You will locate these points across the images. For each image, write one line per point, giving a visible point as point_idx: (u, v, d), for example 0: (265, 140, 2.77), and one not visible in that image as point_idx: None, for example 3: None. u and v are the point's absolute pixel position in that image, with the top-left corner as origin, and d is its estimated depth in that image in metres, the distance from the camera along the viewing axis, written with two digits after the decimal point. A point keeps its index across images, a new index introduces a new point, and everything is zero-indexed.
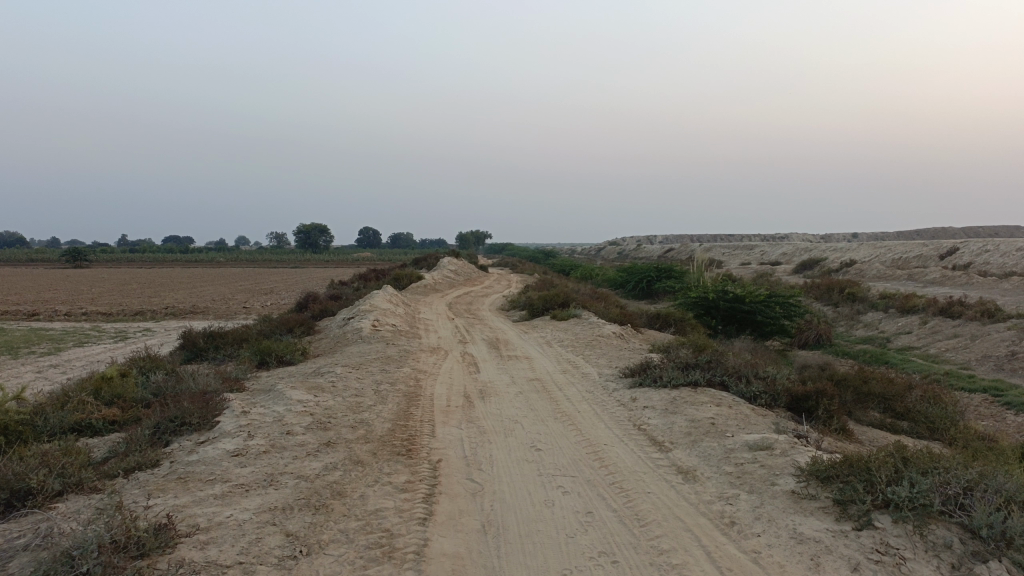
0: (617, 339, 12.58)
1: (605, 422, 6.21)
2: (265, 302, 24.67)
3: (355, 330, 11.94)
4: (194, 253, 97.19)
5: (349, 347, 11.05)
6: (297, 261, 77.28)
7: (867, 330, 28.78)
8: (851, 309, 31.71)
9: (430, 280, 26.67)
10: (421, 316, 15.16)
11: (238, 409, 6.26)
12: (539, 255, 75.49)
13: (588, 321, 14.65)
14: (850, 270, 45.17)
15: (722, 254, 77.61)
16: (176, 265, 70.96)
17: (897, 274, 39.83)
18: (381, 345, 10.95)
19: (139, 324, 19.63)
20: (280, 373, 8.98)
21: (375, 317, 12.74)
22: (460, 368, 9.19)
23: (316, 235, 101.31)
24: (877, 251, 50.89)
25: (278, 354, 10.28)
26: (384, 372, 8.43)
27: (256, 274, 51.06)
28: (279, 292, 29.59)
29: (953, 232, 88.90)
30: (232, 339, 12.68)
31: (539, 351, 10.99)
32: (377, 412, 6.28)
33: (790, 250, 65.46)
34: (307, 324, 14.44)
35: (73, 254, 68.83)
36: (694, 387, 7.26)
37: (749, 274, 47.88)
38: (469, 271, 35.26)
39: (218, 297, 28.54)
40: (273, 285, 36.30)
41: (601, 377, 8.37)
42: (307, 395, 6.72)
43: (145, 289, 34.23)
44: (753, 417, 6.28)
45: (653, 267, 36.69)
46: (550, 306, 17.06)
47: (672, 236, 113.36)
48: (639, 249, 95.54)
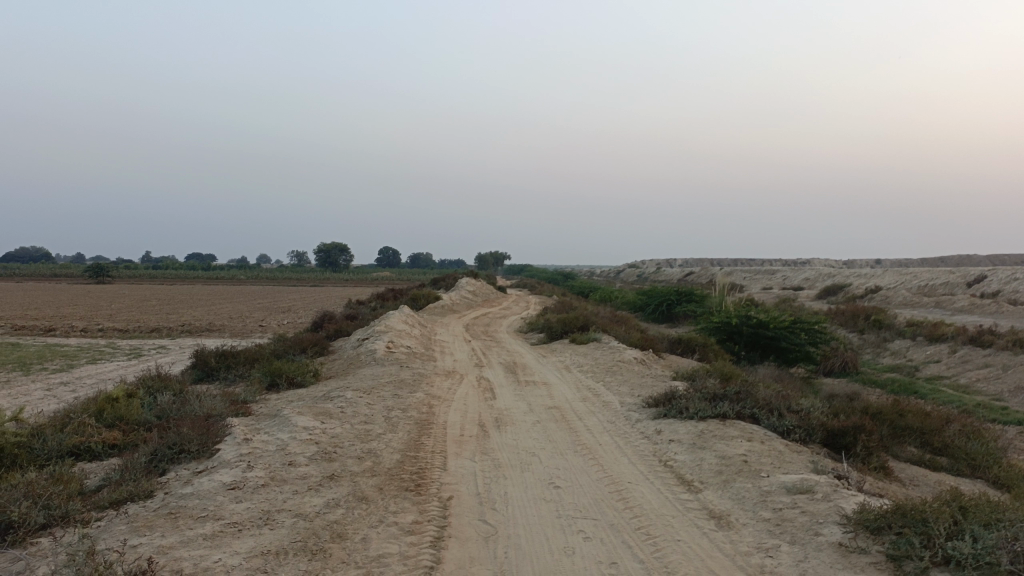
0: (639, 365, 12.18)
1: (628, 457, 5.82)
2: (281, 320, 24.49)
3: (369, 352, 11.63)
4: (215, 270, 97.85)
5: (362, 369, 10.74)
6: (317, 280, 77.46)
7: (894, 358, 28.08)
8: (877, 336, 31.01)
9: (448, 301, 26.39)
10: (437, 338, 14.84)
11: (240, 436, 5.94)
12: (558, 276, 75.05)
13: (608, 346, 14.25)
14: (875, 297, 44.37)
15: (743, 278, 76.89)
16: (197, 282, 71.32)
17: (924, 301, 39.03)
18: (395, 368, 10.62)
19: (154, 342, 19.47)
20: (289, 397, 8.68)
21: (389, 338, 12.43)
22: (475, 393, 8.83)
23: (337, 254, 101.72)
24: (902, 277, 50.02)
25: (289, 375, 9.98)
26: (396, 398, 8.08)
27: (275, 292, 51.13)
28: (296, 310, 29.45)
29: (980, 259, 87.42)
30: (244, 359, 12.42)
31: (558, 377, 10.61)
32: (386, 442, 5.94)
33: (813, 276, 64.61)
34: (321, 345, 14.16)
35: (96, 270, 69.43)
36: (722, 420, 6.86)
37: (771, 299, 47.19)
38: (488, 292, 34.96)
39: (235, 315, 28.44)
40: (291, 303, 36.21)
41: (623, 407, 7.98)
42: (313, 421, 6.39)
43: (164, 306, 34.22)
44: (788, 455, 5.86)
45: (673, 290, 36.20)
46: (570, 329, 16.68)
47: (692, 260, 112.62)
48: (659, 272, 94.85)
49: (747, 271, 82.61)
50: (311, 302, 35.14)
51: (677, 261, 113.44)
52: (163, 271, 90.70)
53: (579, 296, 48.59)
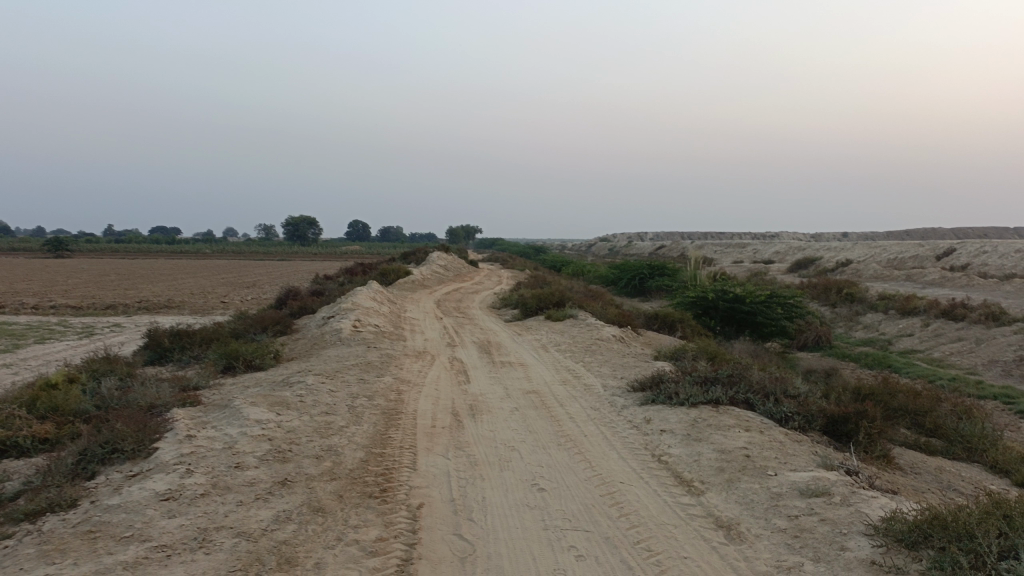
0: (619, 344, 11.65)
1: (617, 451, 5.27)
2: (244, 297, 23.59)
3: (333, 331, 10.95)
4: (179, 244, 95.60)
5: (326, 350, 10.07)
6: (285, 254, 75.93)
7: (867, 331, 28.02)
8: (850, 310, 30.94)
9: (418, 276, 25.66)
10: (407, 315, 14.17)
11: (183, 432, 5.27)
12: (529, 250, 74.39)
13: (585, 323, 13.70)
14: (846, 270, 44.46)
15: (713, 251, 77.05)
16: (160, 257, 69.51)
17: (894, 275, 39.10)
18: (361, 349, 9.97)
19: (109, 320, 18.53)
20: (245, 384, 7.99)
21: (356, 316, 11.74)
22: (447, 376, 8.23)
23: (305, 228, 99.95)
24: (872, 251, 50.22)
25: (246, 358, 9.27)
26: (362, 383, 7.45)
27: (240, 266, 49.82)
28: (261, 286, 28.46)
29: (946, 233, 88.46)
30: (201, 339, 11.66)
31: (534, 357, 10.04)
32: (348, 437, 5.32)
33: (783, 249, 64.75)
34: (284, 323, 13.41)
35: (53, 244, 67.25)
36: (715, 406, 6.36)
37: (742, 273, 47.08)
38: (459, 266, 34.23)
39: (197, 291, 27.45)
40: (256, 278, 35.18)
41: (606, 391, 7.43)
42: (267, 413, 5.75)
43: (123, 282, 32.99)
44: (792, 448, 5.36)
45: (646, 264, 35.81)
46: (544, 305, 16.12)
47: (662, 234, 112.76)
48: (630, 245, 94.65)
49: (718, 245, 82.76)
50: (277, 277, 34.15)
51: (649, 234, 113.44)
52: (124, 245, 88.23)
53: (551, 270, 48.06)
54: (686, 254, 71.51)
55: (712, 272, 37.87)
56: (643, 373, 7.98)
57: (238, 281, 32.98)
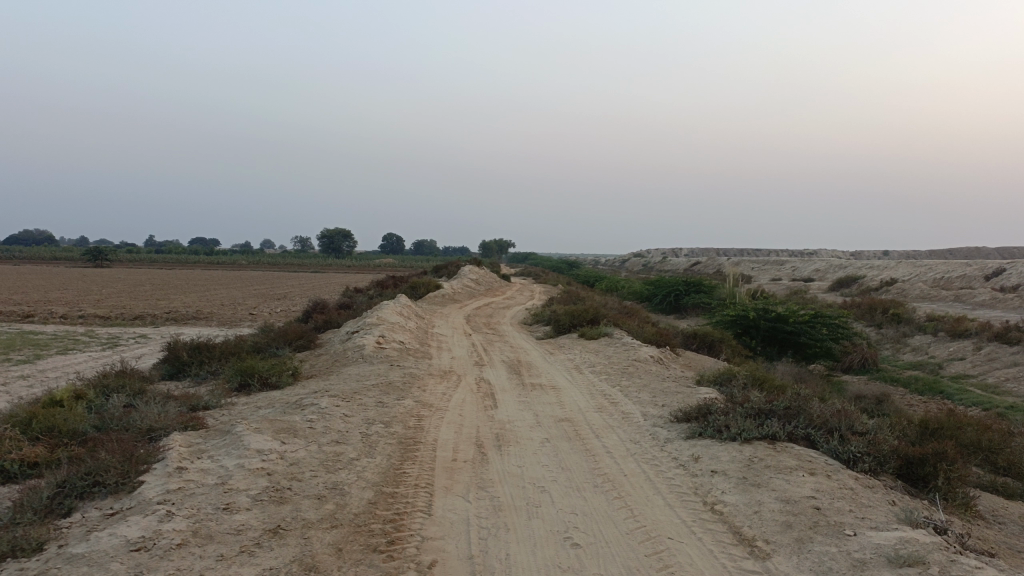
0: (657, 366, 10.94)
1: (663, 497, 4.60)
2: (273, 309, 23.28)
3: (356, 348, 10.41)
4: (217, 255, 96.86)
5: (347, 368, 9.53)
6: (318, 266, 76.30)
7: (915, 354, 26.79)
8: (896, 332, 29.70)
9: (449, 290, 25.17)
10: (435, 331, 13.61)
11: (176, 463, 4.73)
12: (562, 265, 73.69)
13: (621, 342, 13.01)
14: (890, 290, 43.00)
15: (750, 268, 75.58)
16: (198, 267, 70.17)
17: (942, 295, 37.64)
18: (384, 367, 9.41)
19: (135, 331, 18.29)
20: (257, 405, 7.47)
21: (380, 332, 11.20)
22: (473, 400, 7.62)
23: (340, 240, 100.45)
24: (917, 270, 48.58)
25: (262, 375, 8.76)
26: (381, 406, 6.87)
27: (272, 278, 49.89)
28: (291, 298, 28.19)
29: (992, 252, 85.88)
30: (221, 353, 11.22)
31: (568, 379, 9.38)
32: (358, 472, 4.73)
33: (823, 266, 63.18)
34: (307, 338, 12.93)
35: (94, 253, 68.38)
36: (772, 443, 5.66)
37: (781, 291, 45.84)
38: (491, 280, 33.70)
39: (227, 302, 27.29)
40: (288, 289, 35.03)
41: (647, 421, 6.76)
42: (270, 442, 5.18)
43: (156, 292, 33.07)
44: (867, 499, 4.64)
45: (682, 281, 34.94)
46: (578, 322, 15.45)
47: (697, 250, 111.29)
48: (665, 261, 93.48)
49: (755, 262, 81.22)
50: (308, 289, 33.95)
51: (684, 250, 112.06)
52: (162, 255, 89.58)
53: (585, 285, 47.34)
54: (723, 270, 70.17)
55: (750, 290, 36.85)
56: (688, 402, 7.29)
57: (270, 293, 32.84)
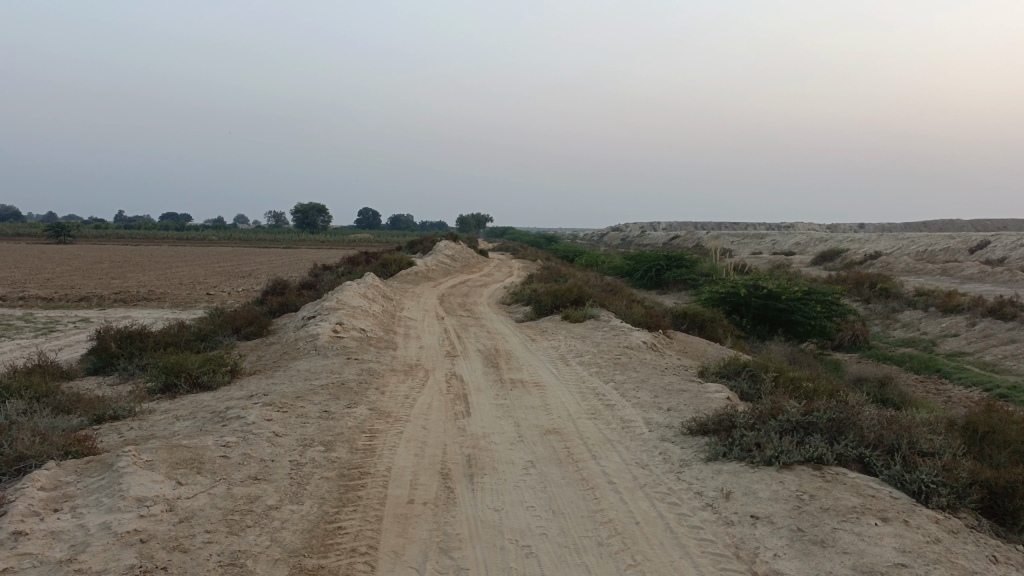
0: (651, 354, 9.71)
1: (693, 565, 3.34)
2: (234, 288, 21.79)
3: (308, 338, 9.06)
4: (188, 230, 94.59)
5: (295, 363, 8.19)
6: (291, 241, 74.34)
7: (906, 331, 25.85)
8: (884, 308, 28.74)
9: (423, 267, 23.79)
10: (403, 315, 12.28)
11: (15, 521, 3.37)
12: (541, 240, 72.36)
13: (609, 326, 11.74)
14: (875, 263, 42.13)
15: (730, 242, 74.73)
16: (167, 243, 67.95)
17: (929, 269, 36.75)
18: (339, 361, 8.07)
19: (78, 314, 16.76)
20: (176, 416, 6.10)
21: (338, 318, 9.82)
22: (440, 406, 6.32)
23: (314, 215, 98.23)
24: (900, 243, 47.78)
25: (191, 374, 7.40)
26: (324, 418, 5.55)
27: (242, 254, 47.98)
28: (256, 276, 26.65)
29: (965, 224, 86.10)
30: (156, 343, 9.83)
31: (552, 374, 8.12)
32: (273, 535, 3.44)
33: (804, 240, 62.30)
34: (258, 324, 11.53)
35: (57, 230, 65.96)
36: (820, 469, 4.45)
37: (764, 265, 44.96)
38: (467, 257, 32.32)
39: (187, 281, 25.71)
40: (255, 266, 33.40)
41: (653, 434, 5.51)
42: (161, 485, 3.85)
43: (114, 270, 31.36)
44: (967, 560, 3.42)
45: (663, 255, 33.79)
46: (560, 303, 14.19)
47: (675, 224, 110.45)
48: (644, 235, 92.38)
49: (735, 235, 80.34)
50: (276, 266, 32.42)
51: (662, 224, 111.13)
52: (131, 231, 87.11)
53: (564, 260, 46.10)
54: (703, 244, 69.15)
55: (734, 264, 35.76)
56: (700, 409, 6.06)
57: (235, 270, 31.25)
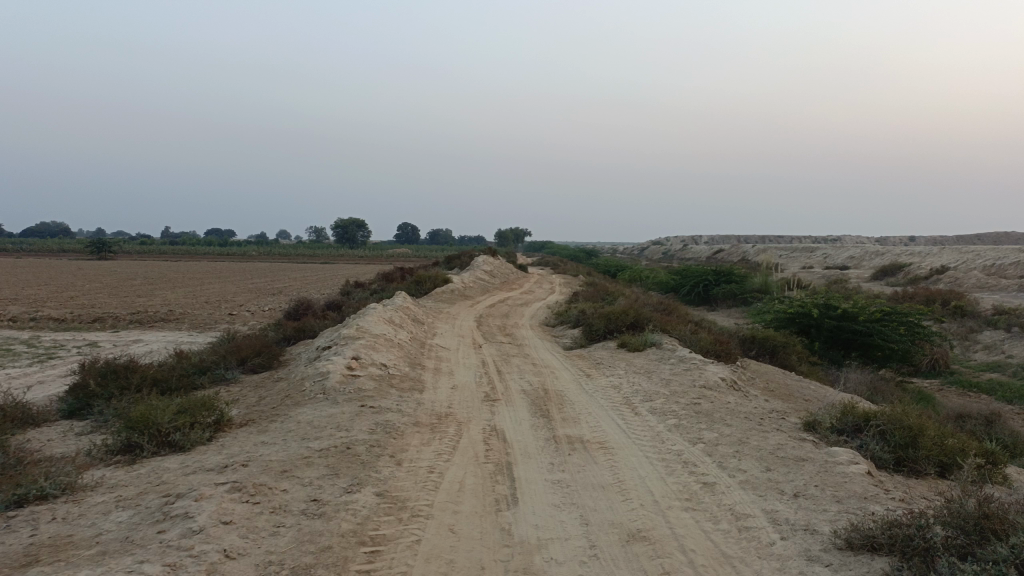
0: (735, 398, 7.87)
1: None
2: (258, 308, 20.40)
3: (317, 377, 7.43)
4: (228, 245, 94.83)
5: (296, 413, 6.56)
6: (329, 256, 73.75)
7: (988, 353, 23.43)
8: (960, 328, 26.28)
9: (460, 284, 22.16)
10: (435, 342, 10.61)
11: None
12: (581, 254, 70.45)
13: (676, 357, 9.91)
14: (941, 279, 39.31)
15: (778, 255, 71.96)
16: (205, 259, 67.70)
17: (1003, 284, 34.02)
18: (350, 411, 6.41)
19: (87, 338, 15.42)
20: (119, 502, 4.46)
21: (355, 351, 8.19)
22: (479, 487, 4.60)
23: (353, 230, 97.63)
24: (965, 255, 44.95)
25: (161, 431, 5.81)
26: (309, 517, 3.86)
27: (278, 270, 46.92)
28: (286, 293, 25.29)
29: (1023, 237, 82.28)
30: (142, 381, 8.27)
31: (620, 428, 6.35)
32: None
33: (858, 254, 59.41)
34: (267, 355, 9.95)
35: (98, 245, 66.11)
36: None
37: (819, 280, 42.54)
38: (506, 272, 30.64)
39: (214, 299, 24.53)
40: (289, 283, 32.14)
41: (793, 547, 3.71)
42: None
43: (143, 287, 30.37)
44: None
45: (711, 269, 31.79)
46: (614, 328, 12.41)
47: (718, 237, 107.74)
48: (687, 249, 89.82)
49: (784, 248, 77.42)
50: (307, 283, 31.17)
51: (704, 237, 108.36)
52: (172, 247, 87.66)
53: (606, 276, 44.20)
54: (751, 257, 66.68)
55: (788, 280, 33.47)
56: (847, 508, 4.25)
57: (266, 287, 30.09)
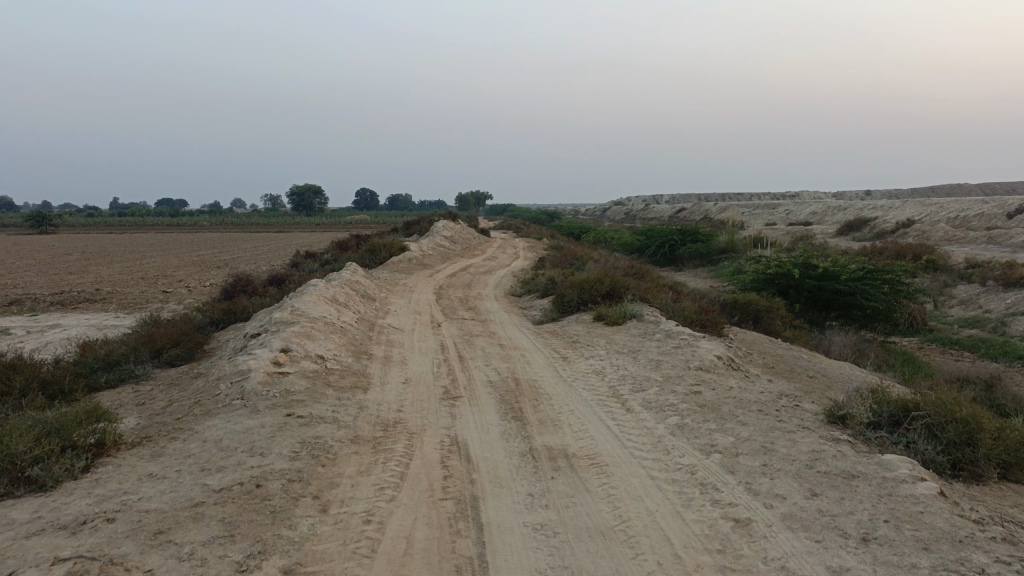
0: (737, 383, 6.69)
1: None
2: (198, 284, 18.71)
3: (236, 377, 6.04)
4: (179, 216, 91.50)
5: (205, 427, 5.19)
6: (283, 225, 71.17)
7: (964, 308, 22.75)
8: (934, 283, 25.63)
9: (418, 252, 20.69)
10: (386, 323, 9.25)
11: None
12: (543, 216, 68.97)
13: (662, 332, 8.71)
14: (908, 232, 38.83)
15: (740, 212, 71.34)
16: (153, 231, 64.93)
17: (972, 237, 33.54)
18: (271, 424, 5.06)
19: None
20: None
21: (285, 339, 6.79)
22: (434, 545, 3.32)
23: (311, 197, 94.79)
24: (928, 208, 44.62)
25: (15, 463, 4.40)
26: None
27: (230, 241, 44.71)
28: (232, 266, 23.57)
29: (975, 189, 83.17)
30: (25, 384, 6.78)
31: (612, 433, 5.11)
32: None
33: (821, 209, 58.95)
34: (188, 344, 8.51)
35: (38, 219, 62.74)
36: None
37: (787, 237, 41.82)
38: (467, 238, 29.17)
39: (152, 274, 22.71)
40: (237, 255, 30.24)
41: None
42: None
43: (76, 262, 28.30)
44: None
45: (678, 229, 30.75)
46: (588, 297, 11.18)
47: (679, 197, 107.26)
48: (649, 209, 88.87)
49: (746, 206, 76.75)
50: (257, 254, 29.37)
51: (665, 197, 107.64)
52: (120, 218, 84.13)
53: (569, 238, 42.93)
54: (715, 216, 65.92)
55: (756, 237, 32.61)
56: (946, 564, 3.06)
57: (211, 260, 28.28)
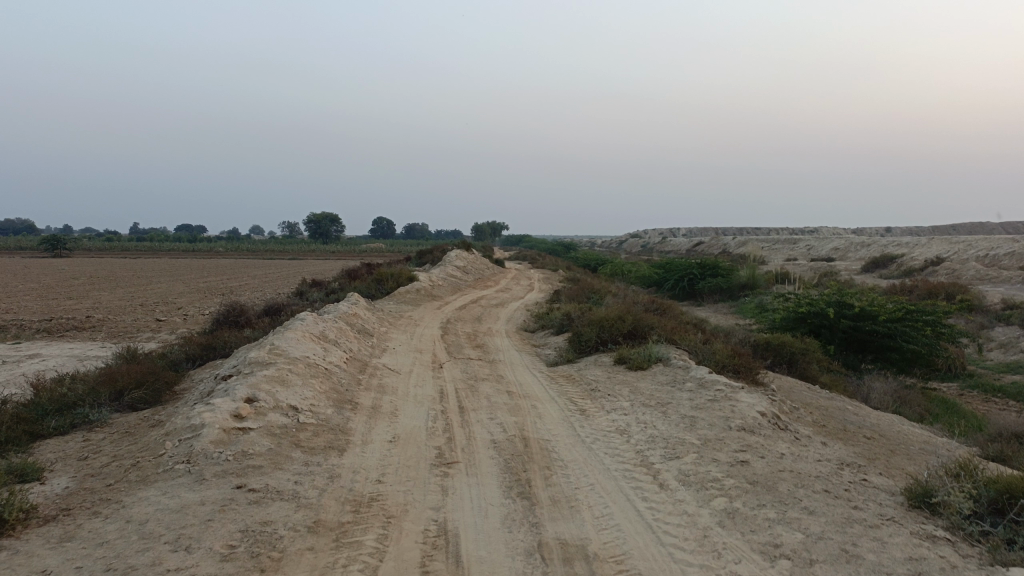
0: (789, 449, 5.58)
1: None
2: (195, 312, 17.80)
3: (187, 433, 5.01)
4: (195, 241, 91.41)
5: (133, 501, 4.16)
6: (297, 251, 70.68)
7: (1005, 352, 21.39)
8: (970, 324, 24.29)
9: (427, 282, 19.75)
10: (380, 363, 8.23)
11: None
12: (559, 248, 68.07)
13: (693, 380, 7.62)
14: (937, 270, 37.44)
15: (760, 246, 70.07)
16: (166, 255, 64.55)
17: (1007, 276, 32.12)
18: (214, 499, 4.02)
19: None
20: None
21: (252, 385, 5.76)
22: None
23: (327, 224, 94.57)
24: (956, 245, 43.28)
25: None
26: None
27: (241, 267, 43.99)
28: (236, 293, 22.70)
29: (998, 228, 81.67)
30: None
31: (644, 522, 4.01)
32: None
33: (843, 245, 57.64)
34: (154, 385, 7.52)
35: (53, 242, 62.61)
36: None
37: (810, 273, 40.57)
38: (481, 268, 28.19)
39: (152, 301, 21.82)
40: (245, 282, 29.40)
41: None
42: None
43: (80, 287, 27.50)
44: None
45: (699, 263, 29.63)
46: (607, 337, 10.13)
47: (697, 230, 106.23)
48: (666, 241, 87.78)
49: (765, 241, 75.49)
50: (265, 282, 28.54)
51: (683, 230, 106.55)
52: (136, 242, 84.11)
53: (585, 270, 41.90)
54: (734, 250, 64.68)
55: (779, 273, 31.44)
56: None
57: (217, 287, 27.48)
